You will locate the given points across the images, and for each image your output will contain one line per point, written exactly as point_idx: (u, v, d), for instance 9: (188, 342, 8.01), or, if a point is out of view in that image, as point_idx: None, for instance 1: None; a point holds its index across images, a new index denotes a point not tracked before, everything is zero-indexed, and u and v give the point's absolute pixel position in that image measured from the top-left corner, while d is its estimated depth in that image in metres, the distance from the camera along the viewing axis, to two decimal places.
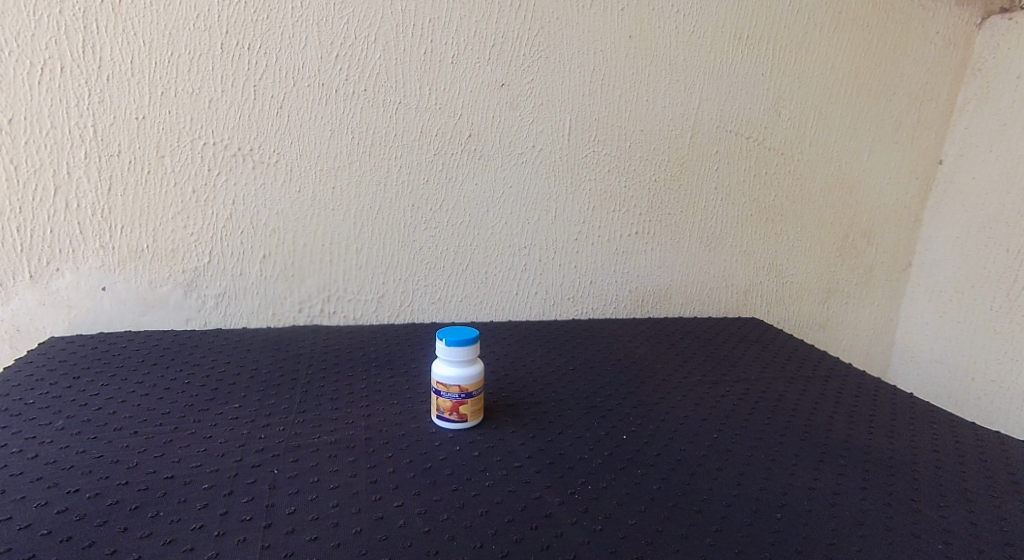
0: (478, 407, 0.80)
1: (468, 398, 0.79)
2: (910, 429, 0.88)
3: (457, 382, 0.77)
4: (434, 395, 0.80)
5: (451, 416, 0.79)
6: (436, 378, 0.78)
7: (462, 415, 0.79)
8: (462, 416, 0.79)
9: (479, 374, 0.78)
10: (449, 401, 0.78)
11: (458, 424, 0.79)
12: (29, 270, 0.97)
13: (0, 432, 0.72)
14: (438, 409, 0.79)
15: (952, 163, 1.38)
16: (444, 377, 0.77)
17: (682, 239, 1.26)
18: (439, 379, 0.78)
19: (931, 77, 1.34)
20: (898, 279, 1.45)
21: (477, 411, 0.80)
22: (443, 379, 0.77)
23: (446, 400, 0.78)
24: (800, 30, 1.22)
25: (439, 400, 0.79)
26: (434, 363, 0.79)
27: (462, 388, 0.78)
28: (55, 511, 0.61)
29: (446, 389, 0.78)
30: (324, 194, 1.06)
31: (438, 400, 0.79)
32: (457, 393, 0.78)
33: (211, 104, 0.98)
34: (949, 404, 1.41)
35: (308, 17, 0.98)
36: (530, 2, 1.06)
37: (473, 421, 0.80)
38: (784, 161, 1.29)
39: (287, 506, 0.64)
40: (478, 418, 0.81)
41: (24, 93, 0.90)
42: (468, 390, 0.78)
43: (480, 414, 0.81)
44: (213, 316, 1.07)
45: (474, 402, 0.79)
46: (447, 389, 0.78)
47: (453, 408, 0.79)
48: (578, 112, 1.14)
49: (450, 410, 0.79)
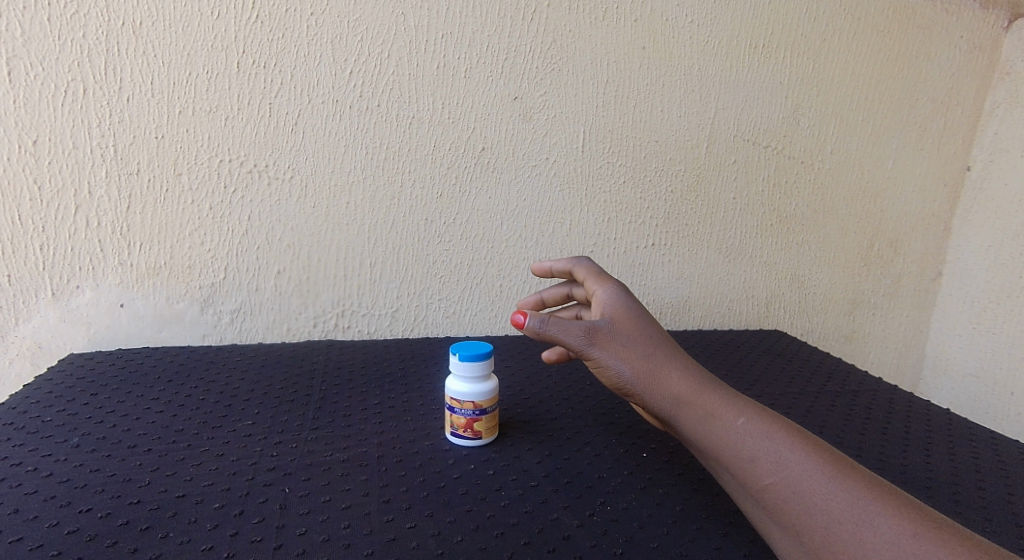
0: (493, 424, 0.79)
1: (483, 415, 0.77)
2: (944, 446, 0.85)
3: (471, 397, 0.76)
4: (448, 412, 0.79)
5: (466, 433, 0.78)
6: (450, 394, 0.77)
7: (476, 432, 0.78)
8: (477, 433, 0.78)
9: (492, 390, 0.77)
10: (464, 417, 0.77)
11: (473, 441, 0.78)
12: (51, 287, 0.98)
13: (17, 450, 0.73)
14: (452, 426, 0.78)
15: (981, 169, 1.34)
16: (458, 393, 0.76)
17: (699, 250, 1.24)
18: (452, 395, 0.77)
19: (957, 82, 1.30)
20: (926, 289, 1.41)
21: (491, 427, 0.79)
22: (456, 395, 0.77)
23: (459, 417, 0.77)
24: (819, 37, 1.20)
25: (453, 417, 0.78)
26: (448, 380, 0.78)
27: (477, 404, 0.77)
28: (67, 531, 0.61)
29: (460, 405, 0.77)
30: (338, 209, 1.06)
31: (452, 417, 0.78)
32: (470, 410, 0.77)
33: (228, 122, 0.99)
34: (985, 419, 1.35)
35: (321, 34, 0.99)
36: (543, 15, 1.06)
37: (488, 438, 0.79)
38: (804, 170, 1.26)
39: (298, 526, 0.64)
40: (493, 435, 0.79)
41: (47, 114, 0.92)
42: (482, 405, 0.77)
43: (495, 431, 0.80)
44: (228, 331, 1.07)
45: (489, 419, 0.78)
46: (461, 405, 0.77)
47: (468, 425, 0.77)
48: (592, 124, 1.13)
49: (464, 427, 0.77)
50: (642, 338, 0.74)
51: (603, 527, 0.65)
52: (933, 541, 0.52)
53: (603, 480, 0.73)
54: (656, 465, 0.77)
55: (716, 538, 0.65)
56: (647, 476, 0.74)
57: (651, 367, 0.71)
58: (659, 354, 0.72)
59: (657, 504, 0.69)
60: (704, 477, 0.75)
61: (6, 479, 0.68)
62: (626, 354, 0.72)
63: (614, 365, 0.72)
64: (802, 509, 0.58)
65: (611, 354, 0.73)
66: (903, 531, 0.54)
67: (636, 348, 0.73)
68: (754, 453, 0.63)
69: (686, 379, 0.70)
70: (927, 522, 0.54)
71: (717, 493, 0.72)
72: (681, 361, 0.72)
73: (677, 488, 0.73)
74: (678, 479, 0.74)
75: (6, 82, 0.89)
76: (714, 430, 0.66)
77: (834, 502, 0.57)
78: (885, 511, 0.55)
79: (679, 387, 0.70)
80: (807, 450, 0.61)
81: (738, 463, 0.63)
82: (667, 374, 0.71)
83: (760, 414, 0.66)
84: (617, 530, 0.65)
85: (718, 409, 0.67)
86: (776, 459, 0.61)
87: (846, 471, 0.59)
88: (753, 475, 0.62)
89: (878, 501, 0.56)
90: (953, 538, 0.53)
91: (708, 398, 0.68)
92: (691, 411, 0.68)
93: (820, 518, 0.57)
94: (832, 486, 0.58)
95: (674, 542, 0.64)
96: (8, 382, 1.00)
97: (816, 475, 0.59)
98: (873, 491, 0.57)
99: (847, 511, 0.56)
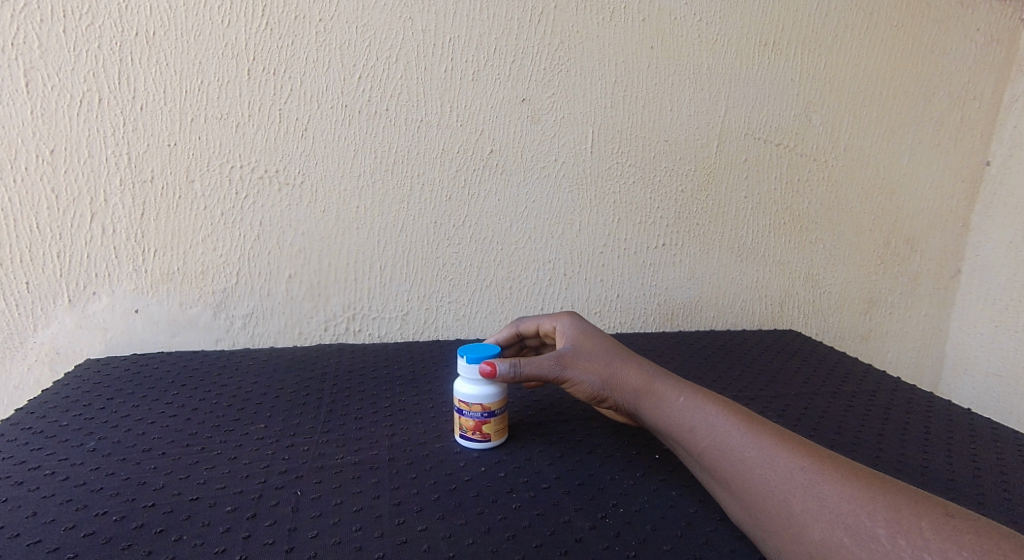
0: (502, 426, 0.79)
1: (492, 417, 0.77)
2: (964, 448, 0.83)
3: (480, 399, 0.76)
4: (456, 414, 0.78)
5: (475, 436, 0.77)
6: (458, 397, 0.77)
7: (484, 435, 0.77)
8: (485, 435, 0.77)
9: (501, 392, 0.77)
10: (473, 420, 0.77)
11: (482, 443, 0.78)
12: (68, 294, 1.00)
13: (34, 454, 0.74)
14: (461, 429, 0.78)
15: (1000, 164, 1.31)
16: (467, 395, 0.76)
17: (711, 250, 1.23)
18: (461, 397, 0.77)
19: (975, 75, 1.27)
20: (945, 287, 1.38)
21: (501, 430, 0.79)
22: (465, 398, 0.77)
23: (468, 419, 0.77)
24: (831, 33, 1.19)
25: (462, 419, 0.78)
26: (457, 382, 0.78)
27: (485, 406, 0.77)
28: (83, 534, 0.62)
29: (469, 407, 0.77)
30: (348, 213, 1.07)
31: (461, 419, 0.78)
32: (479, 412, 0.77)
33: (239, 128, 1.00)
34: (1010, 419, 1.33)
35: (330, 40, 0.99)
36: (550, 17, 1.06)
37: (497, 440, 0.78)
38: (817, 167, 1.24)
39: (310, 529, 0.64)
40: (502, 438, 0.79)
41: (63, 124, 0.93)
42: (490, 408, 0.77)
43: (505, 433, 0.80)
44: (241, 336, 1.09)
45: (497, 421, 0.78)
46: (469, 408, 0.77)
47: (477, 427, 0.77)
48: (601, 124, 1.12)
49: (474, 430, 0.77)
50: (605, 352, 0.82)
51: (615, 530, 0.65)
52: (850, 501, 0.57)
53: (615, 482, 0.72)
54: (669, 466, 0.76)
55: (730, 540, 0.64)
56: (660, 478, 0.74)
57: (615, 375, 0.80)
58: (621, 364, 0.80)
59: (670, 506, 0.69)
60: None
61: (23, 483, 0.69)
62: (593, 369, 0.81)
63: (585, 381, 0.80)
64: (742, 483, 0.64)
65: (582, 372, 0.80)
66: (824, 494, 0.59)
67: (601, 361, 0.81)
68: (702, 437, 0.69)
69: (647, 381, 0.78)
70: (848, 485, 0.58)
71: None
72: (642, 364, 0.80)
73: (691, 489, 0.72)
74: (691, 481, 0.73)
75: (23, 92, 0.91)
76: (670, 422, 0.73)
77: (767, 474, 0.63)
78: (810, 477, 0.60)
79: (641, 387, 0.78)
80: (748, 429, 0.67)
81: (691, 448, 0.70)
82: (631, 379, 0.79)
83: (711, 402, 0.72)
84: (629, 533, 0.65)
85: (674, 403, 0.74)
86: (720, 442, 0.68)
87: (782, 445, 0.64)
88: (738, 473, 0.64)
89: (805, 468, 0.61)
90: (868, 497, 0.57)
91: (665, 395, 0.75)
92: (652, 409, 0.76)
93: (757, 489, 0.62)
94: (765, 459, 0.64)
95: (687, 545, 0.63)
96: (27, 387, 1.02)
97: (754, 451, 0.65)
98: (805, 460, 0.62)
99: (777, 481, 0.62)
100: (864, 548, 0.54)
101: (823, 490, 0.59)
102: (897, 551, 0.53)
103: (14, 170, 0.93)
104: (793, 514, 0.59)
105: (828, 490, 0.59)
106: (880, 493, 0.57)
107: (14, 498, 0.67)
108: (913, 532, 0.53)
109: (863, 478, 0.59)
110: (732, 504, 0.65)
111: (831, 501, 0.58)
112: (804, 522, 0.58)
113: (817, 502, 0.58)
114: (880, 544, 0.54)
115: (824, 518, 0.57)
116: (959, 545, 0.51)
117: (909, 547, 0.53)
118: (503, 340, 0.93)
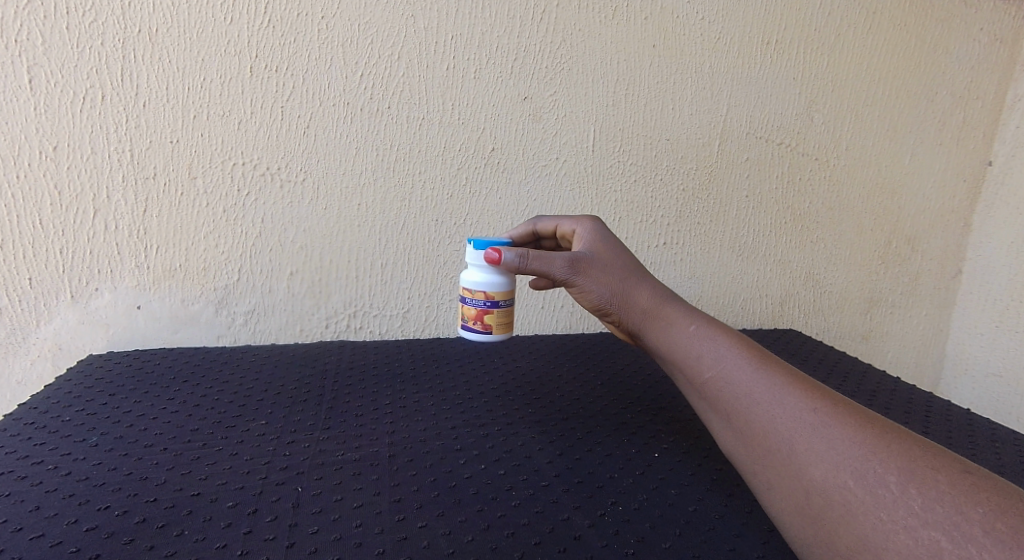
0: (504, 320, 0.85)
1: (493, 308, 0.83)
2: (964, 448, 0.83)
3: (483, 288, 0.82)
4: (463, 304, 0.85)
5: (476, 325, 0.84)
6: (464, 285, 0.84)
7: (486, 325, 0.84)
8: (486, 326, 0.84)
9: (503, 283, 0.83)
10: (475, 310, 0.84)
11: (482, 334, 0.84)
12: (70, 290, 1.00)
13: (37, 449, 0.75)
14: (465, 319, 0.85)
15: (1002, 164, 1.31)
16: (472, 283, 0.83)
17: (712, 249, 1.23)
18: (467, 285, 0.83)
19: (977, 75, 1.27)
20: (946, 287, 1.38)
21: (502, 324, 0.85)
22: (470, 286, 0.83)
23: (471, 308, 0.84)
24: (833, 32, 1.18)
25: (466, 309, 0.85)
26: (465, 272, 0.85)
27: (488, 296, 0.83)
28: (86, 528, 0.63)
29: (472, 296, 0.83)
30: (350, 210, 1.07)
31: (465, 309, 0.85)
32: (482, 301, 0.83)
33: (242, 126, 1.00)
34: (1010, 420, 1.31)
35: (332, 37, 0.99)
36: (552, 15, 1.06)
37: (497, 333, 0.85)
38: (819, 167, 1.24)
39: (310, 525, 0.64)
40: (503, 332, 0.85)
41: (66, 120, 0.94)
42: (493, 297, 0.83)
43: (507, 329, 0.86)
44: (243, 333, 1.09)
45: (499, 313, 0.84)
46: (473, 296, 0.83)
47: (479, 317, 0.84)
48: (603, 123, 1.12)
49: (476, 320, 0.84)
50: (621, 265, 0.79)
51: (614, 528, 0.65)
52: (861, 447, 0.55)
53: (615, 481, 0.73)
54: (669, 465, 0.76)
55: (729, 539, 0.64)
56: (659, 476, 0.74)
57: (627, 292, 0.77)
58: (635, 281, 0.77)
59: (669, 505, 0.69)
60: (718, 477, 0.74)
61: (26, 478, 0.70)
62: (605, 280, 0.78)
63: (594, 291, 0.78)
64: (744, 416, 0.63)
65: (593, 281, 0.78)
66: (834, 437, 0.57)
67: (614, 274, 0.78)
68: (709, 368, 0.67)
69: (658, 304, 0.76)
70: (861, 431, 0.56)
71: (732, 494, 0.71)
72: (656, 286, 0.77)
73: (691, 488, 0.72)
74: (692, 480, 0.74)
75: (26, 89, 0.91)
76: (676, 348, 0.71)
77: (775, 410, 0.61)
78: (822, 418, 0.58)
79: (650, 309, 0.75)
80: (760, 365, 0.65)
81: (695, 376, 0.69)
82: (643, 299, 0.76)
83: (725, 333, 0.70)
84: (628, 531, 0.65)
85: (684, 330, 0.72)
86: (729, 373, 0.66)
87: (795, 385, 0.62)
88: (742, 406, 0.63)
89: (817, 409, 0.59)
90: (881, 445, 0.55)
91: (676, 320, 0.73)
92: (660, 332, 0.74)
93: (762, 425, 0.61)
94: (775, 396, 0.62)
95: (686, 544, 0.63)
96: (31, 383, 1.02)
97: (764, 387, 0.63)
98: (818, 402, 0.60)
99: (783, 418, 0.60)
100: (870, 492, 0.53)
101: (833, 432, 0.57)
102: (906, 499, 0.51)
103: (17, 167, 0.93)
104: (796, 452, 0.58)
105: (838, 434, 0.57)
106: (896, 442, 0.55)
107: (17, 492, 0.67)
108: (927, 483, 0.51)
109: (879, 426, 0.57)
110: (731, 435, 0.64)
111: (840, 444, 0.56)
112: (807, 461, 0.57)
113: (825, 444, 0.57)
114: (889, 491, 0.52)
115: (830, 460, 0.56)
116: (975, 501, 0.49)
117: (920, 497, 0.51)
118: (517, 237, 0.91)
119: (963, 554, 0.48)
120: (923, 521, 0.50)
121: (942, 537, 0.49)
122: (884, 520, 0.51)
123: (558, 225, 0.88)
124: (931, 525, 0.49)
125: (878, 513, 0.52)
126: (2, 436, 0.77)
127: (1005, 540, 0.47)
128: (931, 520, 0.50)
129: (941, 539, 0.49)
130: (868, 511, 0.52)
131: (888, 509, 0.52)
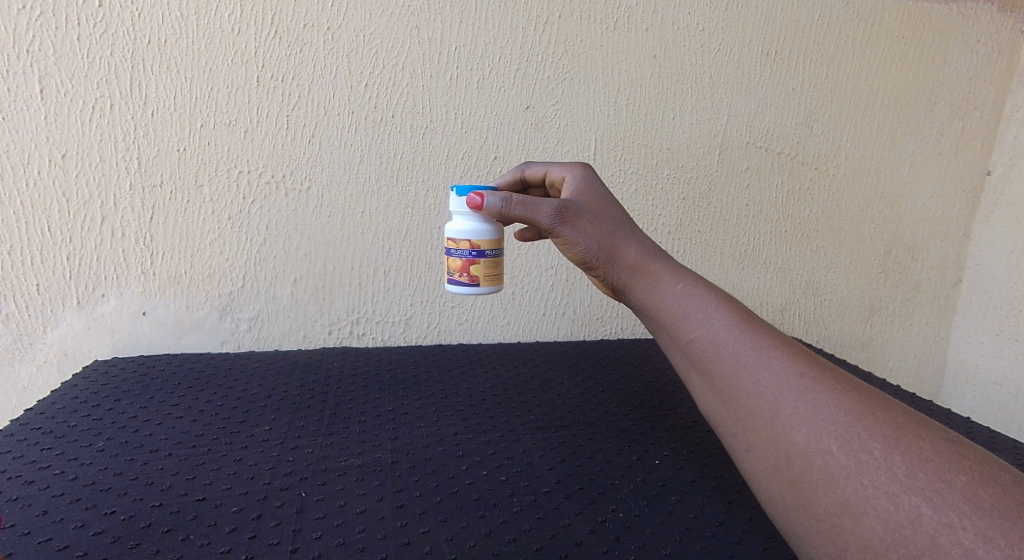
0: (490, 272, 0.84)
1: (479, 259, 0.83)
2: None
3: (468, 238, 0.82)
4: (448, 257, 0.85)
5: (463, 278, 0.84)
6: (449, 236, 0.84)
7: (472, 275, 0.83)
8: (473, 278, 0.83)
9: (489, 231, 0.83)
10: (460, 261, 0.83)
11: (469, 287, 0.84)
12: (76, 296, 1.01)
13: (44, 453, 0.76)
14: (452, 271, 0.84)
15: (1001, 174, 1.30)
16: (456, 233, 0.83)
17: (712, 257, 1.25)
18: (452, 236, 0.83)
19: (975, 86, 1.27)
20: (945, 296, 1.38)
21: (489, 275, 0.84)
22: (455, 236, 0.83)
23: (457, 259, 0.83)
24: (831, 44, 1.19)
25: (452, 260, 0.84)
26: (450, 224, 0.84)
27: (473, 246, 0.82)
28: (92, 532, 0.63)
29: (457, 247, 0.83)
30: (353, 218, 1.08)
31: (451, 261, 0.84)
32: (467, 251, 0.83)
33: (247, 134, 1.01)
34: (1011, 429, 1.28)
35: (338, 48, 1.01)
36: (554, 26, 1.07)
37: (484, 286, 0.84)
38: (819, 177, 1.25)
39: (314, 530, 0.65)
40: (490, 284, 0.84)
41: (75, 129, 0.95)
42: (479, 248, 0.83)
43: (494, 281, 0.85)
44: (247, 339, 1.10)
45: (485, 264, 0.83)
46: (457, 246, 0.83)
47: (465, 269, 0.83)
48: (604, 132, 1.14)
49: (461, 272, 0.84)
50: (610, 218, 0.77)
51: (615, 534, 0.66)
52: (847, 415, 0.55)
53: (616, 487, 0.73)
54: (670, 471, 0.77)
55: (729, 546, 0.65)
56: (661, 483, 0.74)
57: (614, 246, 0.75)
58: (623, 235, 0.75)
59: (670, 511, 0.70)
60: (719, 484, 0.75)
61: (34, 482, 0.70)
62: (593, 232, 0.75)
63: (581, 242, 0.75)
64: (728, 378, 0.61)
65: (579, 232, 0.75)
66: (819, 402, 0.56)
67: (602, 227, 0.76)
68: (695, 328, 0.65)
69: (646, 260, 0.73)
70: (847, 399, 0.56)
71: (732, 500, 0.72)
72: (645, 241, 0.75)
73: (692, 494, 0.73)
74: (692, 486, 0.74)
75: (37, 98, 0.93)
76: (661, 306, 0.69)
77: (760, 374, 0.59)
78: (809, 384, 0.57)
79: (637, 265, 0.73)
80: (747, 326, 0.63)
81: (678, 335, 0.66)
82: (629, 252, 0.74)
83: (712, 292, 0.67)
84: (630, 537, 0.66)
85: (671, 288, 0.69)
86: (714, 334, 0.64)
87: (783, 349, 0.61)
88: (728, 368, 0.61)
89: (804, 374, 0.58)
90: (867, 412, 0.55)
91: (664, 277, 0.71)
92: (646, 288, 0.72)
93: (746, 387, 0.60)
94: (762, 359, 0.60)
95: (687, 549, 0.64)
96: (37, 388, 1.03)
97: (751, 350, 0.61)
98: (805, 366, 0.59)
99: (768, 381, 0.59)
100: (853, 458, 0.53)
101: (819, 398, 0.56)
102: (890, 466, 0.52)
103: (27, 174, 0.95)
104: (781, 416, 0.57)
105: (824, 399, 0.56)
106: (882, 410, 0.55)
107: (24, 497, 0.68)
108: (912, 450, 0.52)
109: (865, 394, 0.57)
110: (710, 395, 0.63)
111: (826, 410, 0.56)
112: (791, 425, 0.56)
113: (810, 410, 0.56)
114: (873, 458, 0.53)
115: (815, 425, 0.55)
116: (958, 469, 0.50)
117: (904, 463, 0.51)
118: (506, 185, 0.90)
119: (944, 521, 0.49)
120: (906, 488, 0.50)
121: (923, 502, 0.50)
122: (866, 485, 0.52)
123: (547, 172, 0.86)
124: (914, 491, 0.50)
125: (861, 478, 0.52)
126: (9, 441, 0.78)
127: (986, 507, 0.48)
128: (913, 486, 0.50)
129: (922, 506, 0.50)
130: (851, 476, 0.53)
131: (870, 475, 0.52)
